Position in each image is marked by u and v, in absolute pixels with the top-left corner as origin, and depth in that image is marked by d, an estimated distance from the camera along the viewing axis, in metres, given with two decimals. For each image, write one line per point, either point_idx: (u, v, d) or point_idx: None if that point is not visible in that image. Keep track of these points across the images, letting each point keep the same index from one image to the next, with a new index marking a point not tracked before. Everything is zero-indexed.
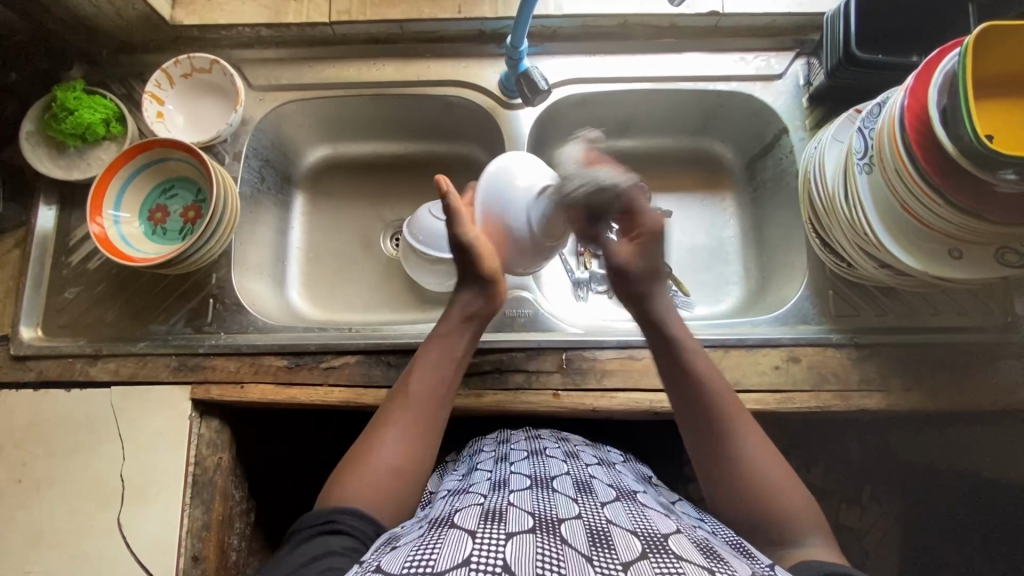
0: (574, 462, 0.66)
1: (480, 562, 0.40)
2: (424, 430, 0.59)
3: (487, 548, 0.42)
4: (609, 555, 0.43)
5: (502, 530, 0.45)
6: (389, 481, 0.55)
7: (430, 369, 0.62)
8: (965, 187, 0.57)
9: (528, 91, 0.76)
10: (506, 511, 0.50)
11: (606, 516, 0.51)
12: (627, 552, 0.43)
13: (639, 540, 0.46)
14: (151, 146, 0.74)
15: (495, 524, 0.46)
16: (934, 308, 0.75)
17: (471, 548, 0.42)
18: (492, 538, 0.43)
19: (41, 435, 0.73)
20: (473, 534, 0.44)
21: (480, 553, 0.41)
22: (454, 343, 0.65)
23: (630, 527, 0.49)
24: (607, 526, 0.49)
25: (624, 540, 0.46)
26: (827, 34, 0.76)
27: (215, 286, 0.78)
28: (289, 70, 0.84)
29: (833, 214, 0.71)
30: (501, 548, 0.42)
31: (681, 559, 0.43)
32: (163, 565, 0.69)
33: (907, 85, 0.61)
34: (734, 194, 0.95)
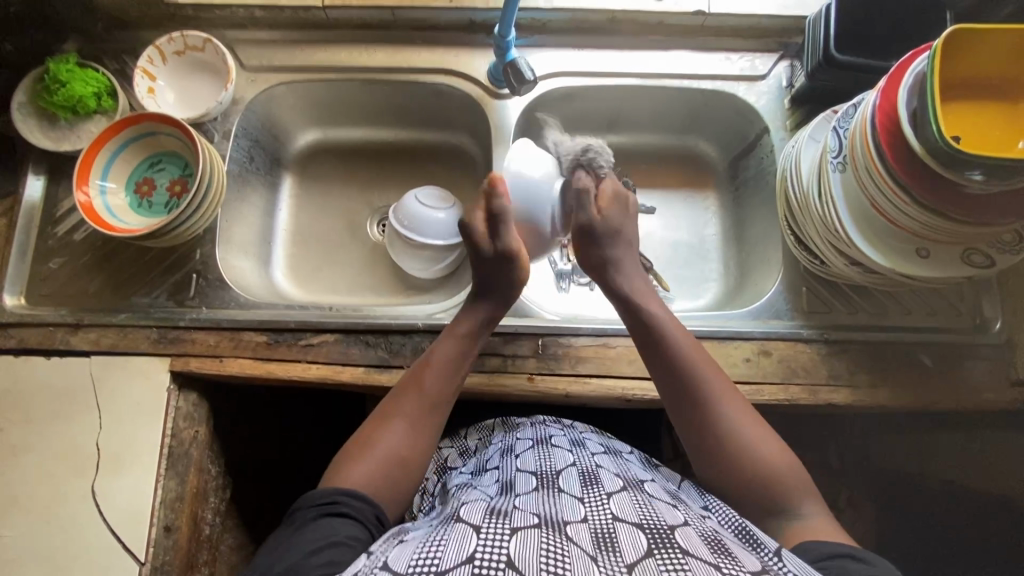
0: (579, 452, 0.67)
1: (484, 559, 0.43)
2: (428, 420, 0.64)
3: (490, 545, 0.44)
4: (614, 557, 0.45)
5: (507, 528, 0.47)
6: (393, 472, 0.60)
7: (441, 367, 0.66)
8: (928, 183, 0.58)
9: (515, 81, 0.77)
10: (512, 511, 0.52)
11: (611, 510, 0.52)
12: (631, 551, 0.46)
13: (646, 534, 0.48)
14: (138, 120, 0.75)
15: (500, 521, 0.49)
16: (905, 308, 0.76)
17: (476, 544, 0.44)
18: (496, 536, 0.45)
19: (19, 401, 0.74)
20: (478, 531, 0.47)
21: (484, 550, 0.44)
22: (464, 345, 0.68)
23: (636, 520, 0.50)
24: (612, 522, 0.50)
25: (629, 536, 0.48)
26: (809, 37, 0.78)
27: (199, 261, 0.79)
28: (281, 52, 0.85)
29: (807, 212, 0.72)
30: (505, 544, 0.45)
31: (687, 554, 0.45)
32: (136, 534, 0.70)
33: (880, 86, 0.63)
34: (717, 192, 0.96)
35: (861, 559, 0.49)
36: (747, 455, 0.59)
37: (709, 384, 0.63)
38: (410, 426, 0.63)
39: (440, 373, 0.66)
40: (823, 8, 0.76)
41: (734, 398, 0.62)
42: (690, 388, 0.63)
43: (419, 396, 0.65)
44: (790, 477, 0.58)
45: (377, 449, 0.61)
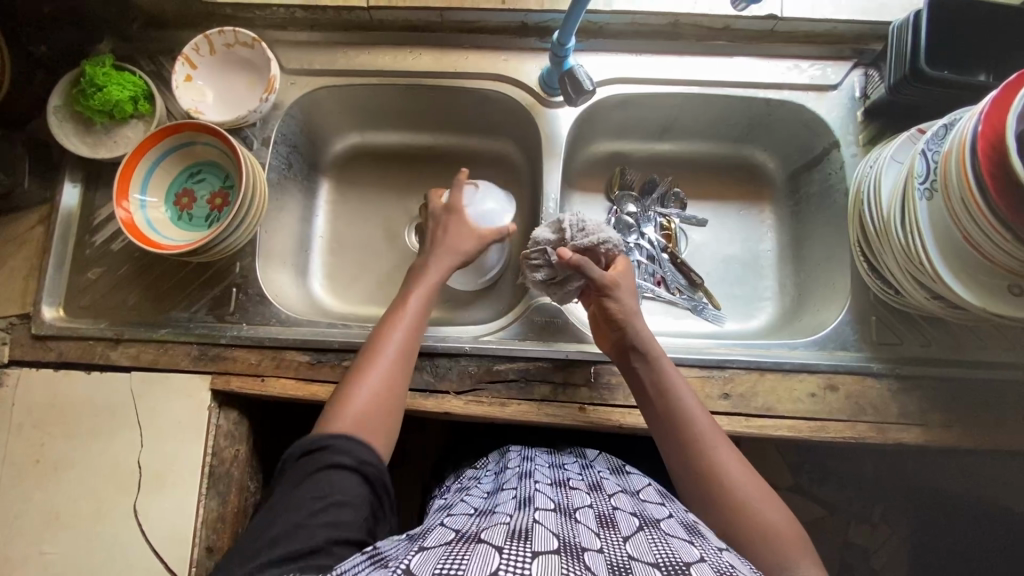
0: (598, 495, 0.63)
1: None
2: (402, 370, 0.63)
3: (515, 565, 0.42)
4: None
5: (529, 549, 0.44)
6: (383, 408, 0.60)
7: (404, 319, 0.66)
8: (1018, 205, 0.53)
9: (572, 91, 0.72)
10: (533, 529, 0.49)
11: (627, 548, 0.49)
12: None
13: (661, 573, 0.44)
14: (181, 129, 0.72)
15: (523, 542, 0.46)
16: (982, 342, 0.71)
17: (500, 563, 0.41)
18: (520, 556, 0.42)
19: (60, 416, 0.72)
20: (500, 550, 0.44)
21: (509, 569, 0.41)
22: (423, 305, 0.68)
23: (652, 560, 0.47)
24: (629, 559, 0.47)
25: (647, 574, 0.44)
26: (891, 46, 0.72)
27: (239, 275, 0.77)
28: (322, 55, 0.81)
29: (886, 240, 0.68)
30: (528, 565, 0.42)
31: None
32: (178, 555, 0.69)
33: (982, 107, 0.57)
34: (774, 206, 0.91)
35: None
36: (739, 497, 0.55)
37: (707, 432, 0.60)
38: (386, 377, 0.62)
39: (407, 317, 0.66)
40: (910, 15, 0.70)
41: (724, 439, 0.59)
42: (681, 428, 0.60)
43: (394, 338, 0.64)
44: (791, 537, 0.53)
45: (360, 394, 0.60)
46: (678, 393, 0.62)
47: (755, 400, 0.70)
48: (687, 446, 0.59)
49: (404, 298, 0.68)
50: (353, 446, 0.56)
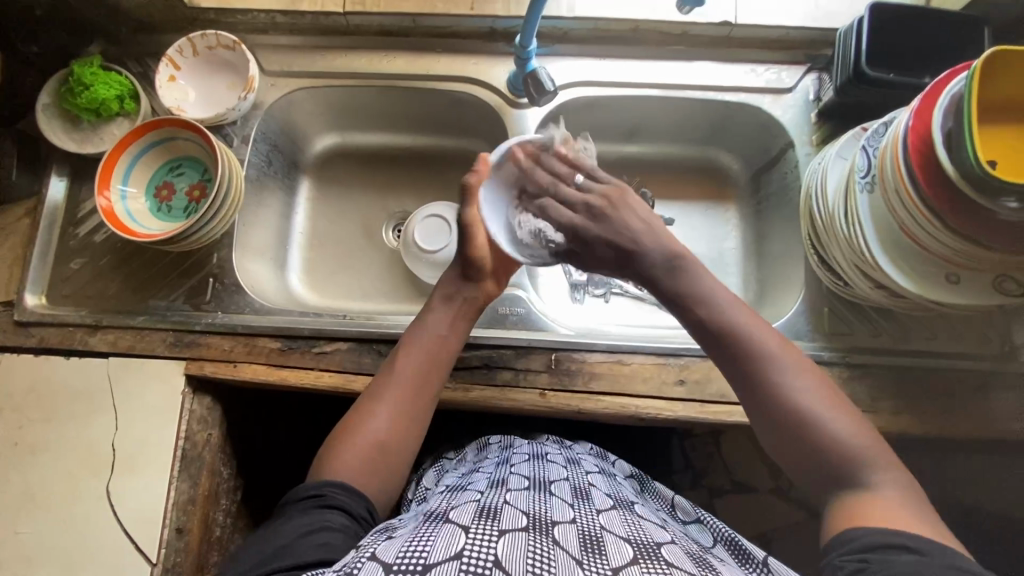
0: (573, 469, 0.66)
1: (471, 559, 0.41)
2: (415, 406, 0.63)
3: (480, 544, 0.43)
4: (600, 559, 0.43)
5: (496, 527, 0.46)
6: (383, 458, 0.59)
7: (419, 349, 0.66)
8: (947, 197, 0.57)
9: (535, 91, 0.76)
10: (501, 508, 0.50)
11: (600, 520, 0.51)
12: (617, 557, 0.44)
13: (632, 546, 0.46)
14: (160, 124, 0.76)
15: (490, 521, 0.47)
16: (930, 332, 0.74)
17: (464, 543, 0.43)
18: (486, 535, 0.44)
19: (38, 400, 0.75)
20: (466, 530, 0.45)
21: (472, 549, 0.42)
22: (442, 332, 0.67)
23: (623, 534, 0.49)
24: (601, 529, 0.49)
25: (616, 545, 0.46)
26: (838, 51, 0.76)
27: (215, 266, 0.80)
28: (301, 58, 0.85)
29: (833, 232, 0.71)
30: (493, 543, 0.43)
31: (672, 567, 0.43)
32: (148, 535, 0.71)
33: (913, 105, 0.60)
34: (738, 206, 0.94)
35: (914, 551, 0.43)
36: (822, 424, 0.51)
37: (780, 359, 0.55)
38: (394, 412, 0.62)
39: (414, 363, 0.65)
40: (854, 22, 0.74)
41: (798, 368, 0.54)
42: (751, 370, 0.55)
43: (398, 387, 0.63)
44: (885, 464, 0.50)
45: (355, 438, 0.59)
46: (728, 316, 0.58)
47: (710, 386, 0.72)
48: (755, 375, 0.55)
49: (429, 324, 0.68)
50: (351, 497, 0.55)
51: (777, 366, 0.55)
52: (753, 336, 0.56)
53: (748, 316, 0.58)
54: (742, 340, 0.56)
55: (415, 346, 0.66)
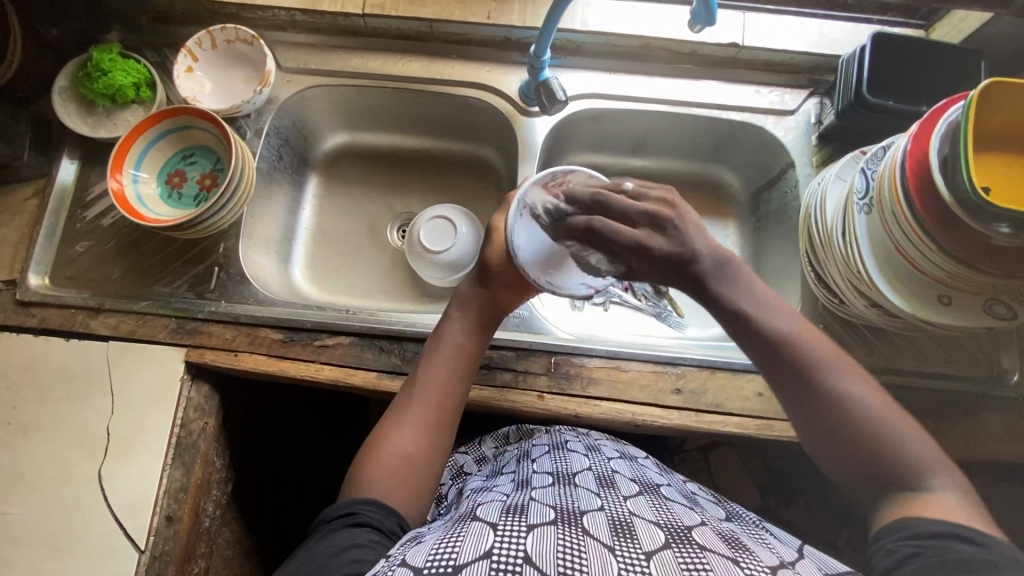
0: (595, 457, 0.67)
1: (501, 555, 0.42)
2: (439, 422, 0.63)
3: (508, 540, 0.44)
4: (632, 545, 0.45)
5: (524, 522, 0.46)
6: (410, 475, 0.59)
7: (442, 365, 0.65)
8: (945, 221, 0.58)
9: (547, 100, 0.78)
10: (527, 505, 0.51)
11: (628, 507, 0.53)
12: (650, 542, 0.45)
13: (663, 532, 0.48)
14: (176, 113, 0.77)
15: (517, 517, 0.48)
16: (921, 353, 0.76)
17: (493, 540, 0.43)
18: (514, 531, 0.44)
19: (35, 380, 0.75)
20: (494, 528, 0.45)
21: (500, 546, 0.43)
22: (462, 345, 0.67)
23: (653, 519, 0.51)
24: (630, 517, 0.51)
25: (648, 531, 0.48)
26: (840, 77, 0.78)
27: (222, 255, 0.81)
28: (318, 56, 0.87)
29: (830, 250, 0.72)
30: (522, 539, 0.44)
31: (704, 550, 0.45)
32: (138, 521, 0.70)
33: (913, 131, 0.63)
34: (737, 223, 0.96)
35: (977, 542, 0.45)
36: (868, 427, 0.52)
37: (834, 367, 0.54)
38: (418, 429, 0.61)
39: (431, 376, 0.65)
40: (856, 50, 0.77)
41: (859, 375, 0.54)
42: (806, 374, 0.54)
43: (422, 403, 0.63)
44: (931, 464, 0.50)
45: (380, 454, 0.59)
46: (773, 325, 0.56)
47: (705, 396, 0.74)
48: (803, 381, 0.54)
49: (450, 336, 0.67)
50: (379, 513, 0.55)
51: (830, 372, 0.54)
52: (806, 343, 0.55)
53: (795, 323, 0.57)
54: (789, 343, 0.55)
55: (434, 358, 0.66)
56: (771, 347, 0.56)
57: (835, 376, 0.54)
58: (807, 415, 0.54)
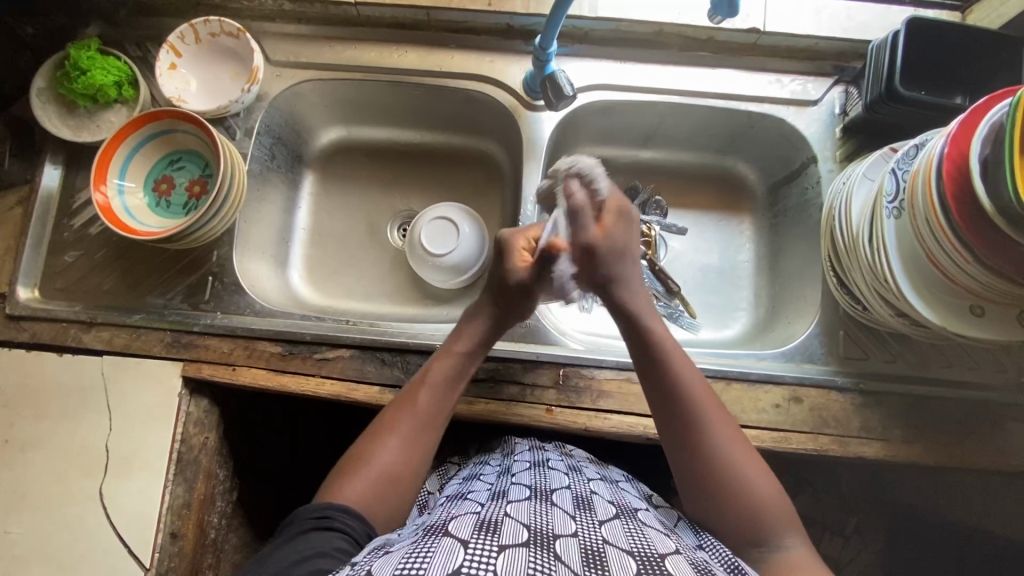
0: (575, 476, 0.65)
1: (471, 573, 0.39)
2: (426, 441, 0.61)
3: (479, 560, 0.41)
4: (604, 575, 0.42)
5: (496, 542, 0.44)
6: (391, 488, 0.58)
7: (439, 386, 0.63)
8: (971, 217, 0.54)
9: (553, 96, 0.73)
10: (502, 523, 0.48)
11: (602, 533, 0.51)
12: (621, 574, 0.43)
13: (635, 561, 0.45)
14: (159, 116, 0.72)
15: (489, 535, 0.45)
16: (946, 360, 0.72)
17: (463, 557, 0.41)
18: (485, 550, 0.42)
19: (30, 397, 0.73)
20: (465, 545, 0.43)
21: (471, 564, 0.40)
22: (464, 363, 0.65)
23: (626, 547, 0.48)
24: (603, 543, 0.48)
25: (619, 560, 0.45)
26: (870, 64, 0.73)
27: (216, 264, 0.77)
28: (309, 48, 0.82)
29: (855, 255, 0.68)
30: (493, 560, 0.41)
31: None
32: (142, 539, 0.69)
33: (950, 131, 0.58)
34: (754, 217, 0.92)
35: None
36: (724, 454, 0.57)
37: (702, 412, 0.59)
38: (405, 445, 0.60)
39: (434, 394, 0.63)
40: (888, 35, 0.71)
41: (734, 433, 0.59)
42: (682, 407, 0.59)
43: (414, 418, 0.62)
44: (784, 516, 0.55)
45: (378, 460, 0.58)
46: (670, 374, 0.61)
47: None
48: (688, 428, 0.59)
49: (455, 354, 0.65)
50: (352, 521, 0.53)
51: (707, 419, 0.59)
52: (686, 381, 0.60)
53: (691, 375, 0.61)
54: (677, 384, 0.60)
55: (438, 378, 0.64)
56: (660, 389, 0.61)
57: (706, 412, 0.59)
58: (671, 438, 0.60)
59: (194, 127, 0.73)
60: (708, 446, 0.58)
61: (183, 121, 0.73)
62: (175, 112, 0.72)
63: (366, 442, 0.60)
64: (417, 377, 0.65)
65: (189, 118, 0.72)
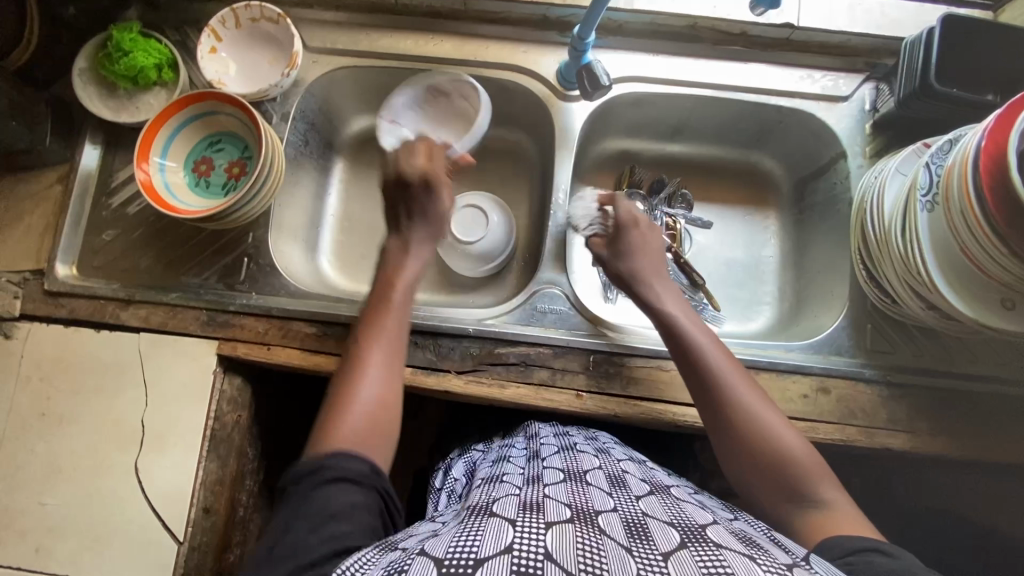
0: (605, 457, 0.66)
1: (523, 551, 0.39)
2: (396, 362, 0.60)
3: (528, 537, 0.41)
4: (648, 546, 0.42)
5: (541, 521, 0.44)
6: (379, 419, 0.56)
7: (397, 311, 0.63)
8: (1003, 207, 0.54)
9: (588, 85, 0.74)
10: (544, 503, 0.49)
11: (641, 507, 0.51)
12: (665, 543, 0.43)
13: (678, 531, 0.46)
14: (203, 97, 0.74)
15: (534, 514, 0.45)
16: (972, 354, 0.73)
17: (513, 536, 0.41)
18: (533, 528, 0.42)
19: (68, 371, 0.74)
20: (513, 523, 0.43)
21: (521, 542, 0.40)
22: (410, 279, 0.66)
23: (666, 519, 0.49)
24: (644, 516, 0.49)
25: (662, 531, 0.46)
26: (903, 61, 0.74)
27: (251, 245, 0.79)
28: (345, 35, 0.83)
29: (886, 248, 0.69)
30: (542, 536, 0.41)
31: (721, 548, 0.42)
32: (176, 513, 0.70)
33: (987, 123, 0.58)
34: (779, 213, 0.93)
35: (887, 552, 0.45)
36: (736, 411, 0.58)
37: (724, 371, 0.61)
38: (380, 375, 0.58)
39: (397, 319, 0.63)
40: (921, 32, 0.72)
41: (759, 394, 0.59)
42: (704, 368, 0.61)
43: (380, 350, 0.60)
44: (808, 463, 0.55)
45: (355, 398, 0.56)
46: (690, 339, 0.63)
47: None
48: (711, 388, 0.60)
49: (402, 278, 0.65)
50: (351, 465, 0.51)
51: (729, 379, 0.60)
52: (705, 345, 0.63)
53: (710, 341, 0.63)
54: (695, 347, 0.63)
55: (395, 302, 0.63)
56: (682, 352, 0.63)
57: (713, 369, 0.61)
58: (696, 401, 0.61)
59: (235, 109, 0.74)
60: (731, 405, 0.59)
61: (224, 103, 0.74)
62: (218, 95, 0.73)
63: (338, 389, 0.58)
64: (367, 310, 0.64)
65: (232, 101, 0.73)
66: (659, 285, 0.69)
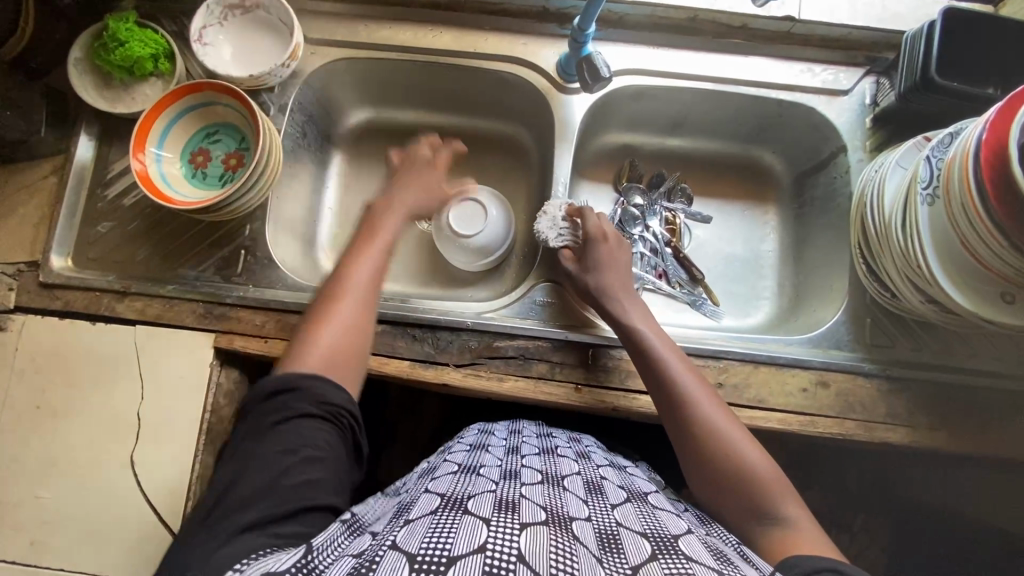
0: (584, 463, 0.64)
1: (496, 552, 0.37)
2: (364, 306, 0.61)
3: (503, 536, 0.39)
4: (618, 556, 0.41)
5: (516, 521, 0.42)
6: (348, 350, 0.58)
7: (369, 258, 0.64)
8: (1004, 201, 0.54)
9: (589, 77, 0.73)
10: (520, 501, 0.47)
11: (614, 517, 0.49)
12: (635, 553, 0.41)
13: (649, 542, 0.44)
14: (201, 88, 0.73)
15: (510, 513, 0.43)
16: (971, 348, 0.73)
17: (488, 534, 0.39)
18: (508, 528, 0.40)
19: (63, 364, 0.73)
20: (488, 522, 0.41)
21: (496, 541, 0.39)
22: (391, 223, 0.70)
23: (640, 529, 0.47)
24: (617, 526, 0.47)
25: (634, 542, 0.44)
26: (904, 55, 0.73)
27: (248, 237, 0.78)
28: (343, 26, 0.82)
29: (886, 241, 0.69)
30: (516, 537, 0.40)
31: (692, 562, 0.41)
32: (172, 506, 0.70)
33: (987, 117, 0.57)
34: (779, 208, 0.92)
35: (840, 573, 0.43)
36: (698, 426, 0.58)
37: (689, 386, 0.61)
38: (346, 323, 0.59)
39: (369, 266, 0.64)
40: (923, 25, 0.72)
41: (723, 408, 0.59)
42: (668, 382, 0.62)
43: (349, 301, 0.61)
44: (768, 477, 0.54)
45: (321, 339, 0.57)
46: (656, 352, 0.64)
47: (747, 391, 0.71)
48: (673, 400, 0.61)
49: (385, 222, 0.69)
50: (328, 395, 0.53)
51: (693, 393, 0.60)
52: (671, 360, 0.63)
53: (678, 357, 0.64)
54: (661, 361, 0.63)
55: (360, 256, 0.64)
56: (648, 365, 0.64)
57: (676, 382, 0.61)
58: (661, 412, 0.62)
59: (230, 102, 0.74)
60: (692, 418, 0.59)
61: (218, 93, 0.74)
62: (211, 86, 0.73)
63: (305, 330, 0.59)
64: (345, 261, 0.65)
65: (222, 90, 0.73)
66: (627, 299, 0.69)
